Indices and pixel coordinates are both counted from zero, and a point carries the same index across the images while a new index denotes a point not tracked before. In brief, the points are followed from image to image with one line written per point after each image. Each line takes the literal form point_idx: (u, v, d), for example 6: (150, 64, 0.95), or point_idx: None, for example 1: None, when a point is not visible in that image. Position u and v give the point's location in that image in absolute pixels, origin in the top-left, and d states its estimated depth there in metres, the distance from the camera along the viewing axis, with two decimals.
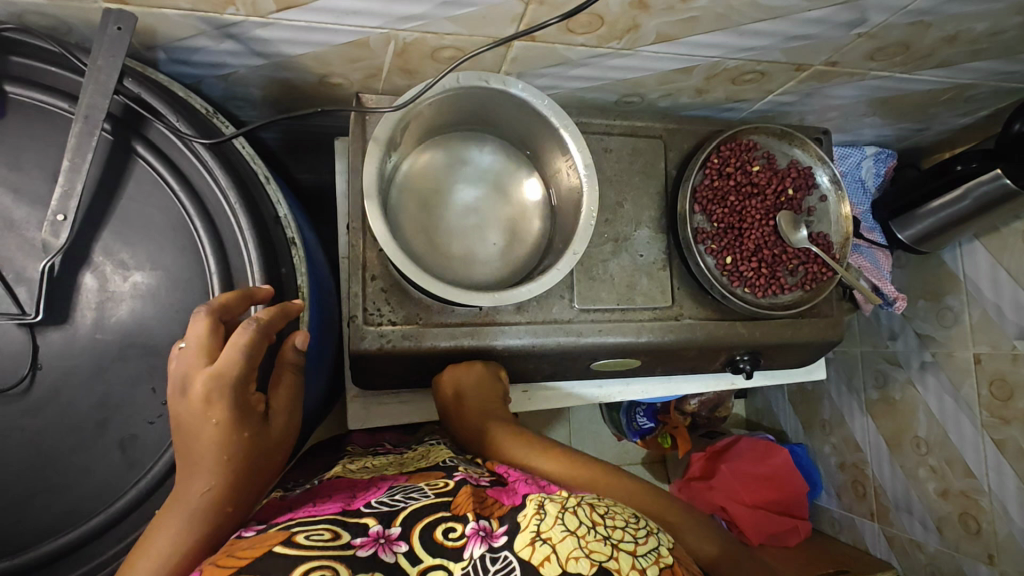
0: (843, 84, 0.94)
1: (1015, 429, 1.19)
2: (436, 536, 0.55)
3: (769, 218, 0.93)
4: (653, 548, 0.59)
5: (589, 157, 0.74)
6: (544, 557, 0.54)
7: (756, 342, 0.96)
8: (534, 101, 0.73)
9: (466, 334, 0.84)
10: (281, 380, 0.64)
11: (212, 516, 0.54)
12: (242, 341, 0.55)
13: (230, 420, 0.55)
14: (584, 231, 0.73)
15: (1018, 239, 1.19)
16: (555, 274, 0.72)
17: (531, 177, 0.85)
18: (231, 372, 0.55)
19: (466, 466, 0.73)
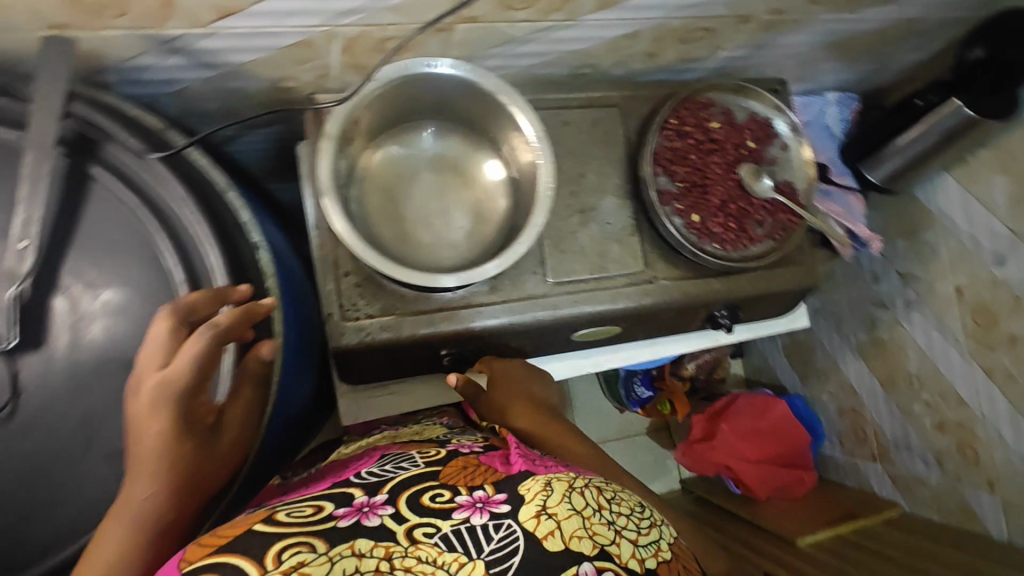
0: (792, 31, 0.95)
1: (1001, 355, 1.21)
2: (422, 500, 0.58)
3: (730, 172, 0.94)
4: (654, 539, 0.62)
5: (542, 131, 0.75)
6: (548, 531, 0.57)
7: (732, 296, 0.97)
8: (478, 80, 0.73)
9: (443, 319, 0.85)
10: (240, 391, 0.66)
11: (145, 522, 0.57)
12: (196, 346, 0.57)
13: (172, 429, 0.57)
14: (544, 202, 0.74)
15: (985, 167, 1.20)
16: (518, 249, 0.74)
17: (491, 158, 0.85)
18: (179, 379, 0.57)
19: (461, 438, 0.76)
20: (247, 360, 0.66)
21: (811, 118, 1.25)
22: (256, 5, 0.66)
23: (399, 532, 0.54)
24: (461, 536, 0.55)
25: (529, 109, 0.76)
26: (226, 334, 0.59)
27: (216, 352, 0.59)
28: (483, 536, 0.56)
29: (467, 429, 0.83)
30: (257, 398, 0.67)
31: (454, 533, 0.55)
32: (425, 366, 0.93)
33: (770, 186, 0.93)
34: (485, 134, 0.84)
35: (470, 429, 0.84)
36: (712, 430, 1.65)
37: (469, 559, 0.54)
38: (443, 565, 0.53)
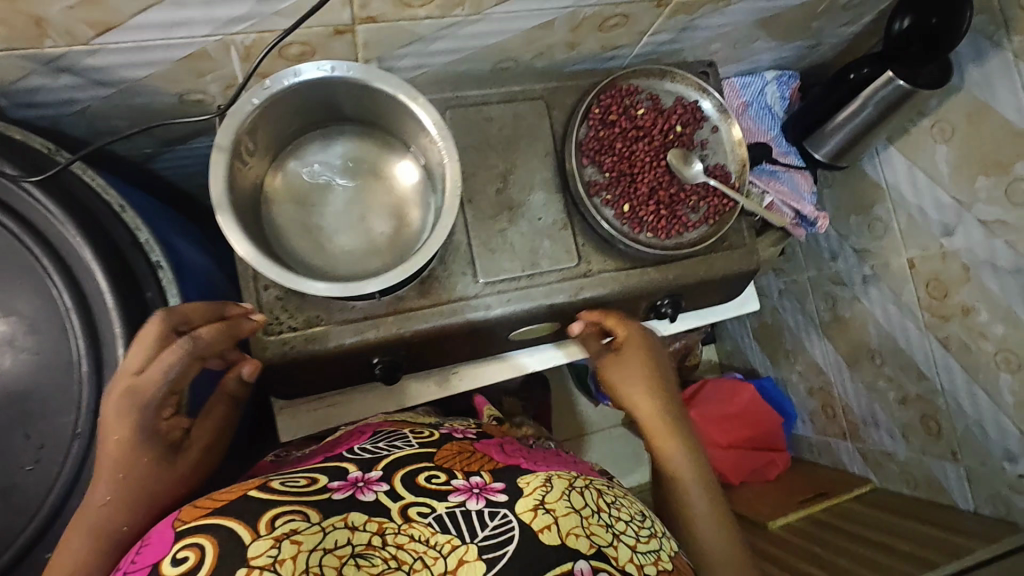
0: (712, 13, 0.93)
1: (955, 324, 1.20)
2: (418, 480, 0.63)
3: (659, 158, 0.93)
4: (653, 549, 0.65)
5: (444, 127, 0.73)
6: (545, 525, 0.60)
7: (671, 283, 0.96)
8: (375, 83, 0.70)
9: (370, 327, 0.84)
10: (214, 408, 0.73)
11: (104, 529, 0.58)
12: (170, 359, 0.61)
13: (134, 437, 0.60)
14: (452, 202, 0.72)
15: (927, 137, 1.19)
16: (427, 252, 0.72)
17: (406, 159, 0.83)
18: (148, 389, 0.61)
19: (455, 423, 0.86)
20: (226, 380, 0.74)
21: (751, 98, 1.24)
22: (136, 18, 0.64)
23: (393, 509, 0.59)
24: (454, 519, 0.58)
25: (431, 106, 0.73)
26: (201, 350, 0.65)
27: (191, 367, 0.64)
28: (478, 521, 0.58)
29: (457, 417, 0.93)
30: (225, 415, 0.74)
31: (448, 515, 0.58)
32: (360, 375, 0.92)
33: (700, 171, 0.93)
34: (400, 136, 0.82)
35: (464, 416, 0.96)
36: None
37: (463, 543, 0.57)
38: (435, 546, 0.56)
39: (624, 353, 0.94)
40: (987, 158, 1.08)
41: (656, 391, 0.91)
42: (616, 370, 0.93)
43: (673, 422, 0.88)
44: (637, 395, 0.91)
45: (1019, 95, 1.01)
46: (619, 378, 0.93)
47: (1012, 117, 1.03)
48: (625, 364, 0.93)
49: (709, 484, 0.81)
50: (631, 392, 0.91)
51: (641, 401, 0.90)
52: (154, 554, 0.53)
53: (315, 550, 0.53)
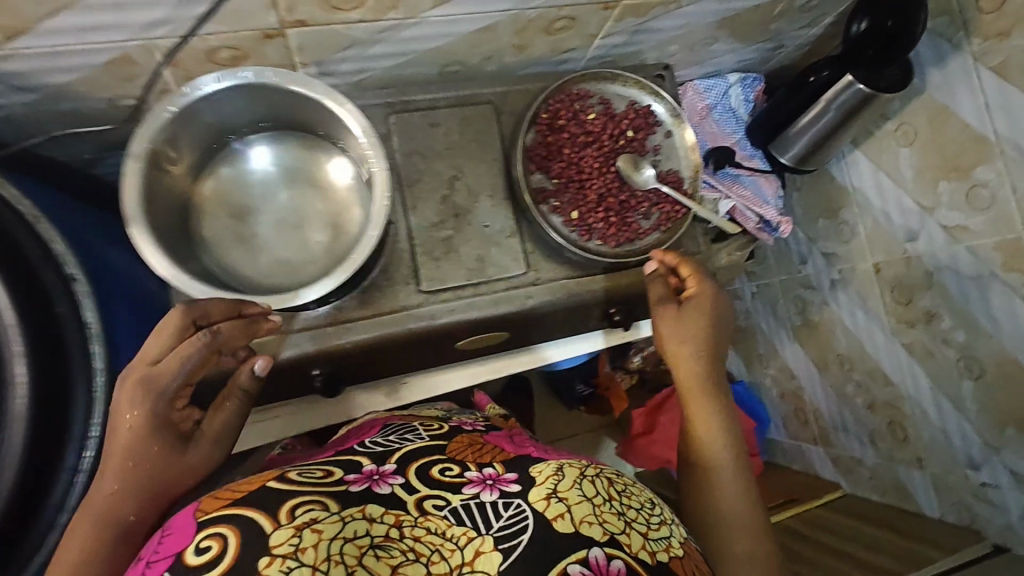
0: (664, 15, 0.91)
1: (919, 330, 1.19)
2: (431, 473, 0.60)
3: (609, 164, 0.92)
4: (665, 536, 0.60)
5: (373, 134, 0.70)
6: (557, 513, 0.57)
7: (623, 290, 0.95)
8: (284, 83, 0.68)
9: (309, 339, 0.82)
10: (224, 403, 0.71)
11: (110, 517, 0.58)
12: (187, 352, 0.63)
13: (148, 425, 0.61)
14: (380, 212, 0.70)
15: (890, 141, 1.17)
16: (354, 261, 0.71)
17: (341, 160, 0.81)
18: (164, 378, 0.62)
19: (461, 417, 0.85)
20: (239, 375, 0.73)
21: (715, 102, 1.23)
22: (46, 22, 0.62)
23: (408, 502, 0.56)
24: (471, 512, 0.56)
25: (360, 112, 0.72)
26: (220, 343, 0.66)
27: (207, 359, 0.65)
28: (493, 513, 0.56)
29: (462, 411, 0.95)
30: (240, 410, 0.72)
31: (463, 507, 0.56)
32: (301, 386, 0.90)
33: (651, 177, 0.91)
34: (335, 142, 0.80)
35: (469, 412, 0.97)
36: (652, 422, 1.62)
37: (478, 534, 0.54)
38: (452, 539, 0.54)
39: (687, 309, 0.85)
40: (948, 162, 1.06)
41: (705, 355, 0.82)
42: (672, 326, 0.84)
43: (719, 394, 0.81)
44: (686, 356, 0.82)
45: (978, 98, 0.99)
46: (673, 336, 0.83)
47: (972, 121, 1.01)
48: (682, 322, 0.84)
49: (742, 465, 0.76)
50: (681, 353, 0.82)
51: (693, 363, 0.81)
52: (176, 544, 0.51)
53: (336, 538, 0.51)
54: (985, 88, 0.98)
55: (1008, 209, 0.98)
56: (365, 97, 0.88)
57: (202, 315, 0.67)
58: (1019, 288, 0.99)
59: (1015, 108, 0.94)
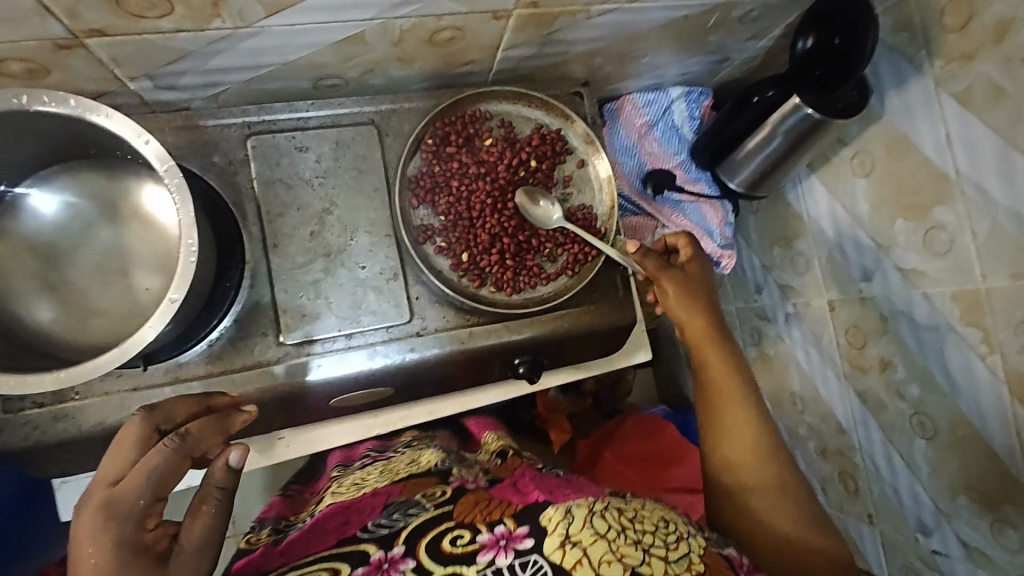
0: (574, 26, 0.77)
1: (873, 379, 1.08)
2: (442, 548, 0.60)
3: (507, 198, 0.80)
4: (684, 554, 0.61)
5: (173, 166, 0.56)
6: (576, 561, 0.56)
7: (527, 341, 0.82)
8: (36, 106, 0.53)
9: (139, 402, 0.70)
10: (199, 510, 0.57)
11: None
12: (154, 464, 0.54)
13: (116, 559, 0.49)
14: (185, 271, 0.56)
15: (847, 169, 1.05)
16: (146, 333, 0.55)
17: (154, 188, 0.68)
18: (129, 501, 0.52)
19: (462, 470, 0.81)
20: (212, 469, 0.58)
21: (656, 119, 1.09)
22: None
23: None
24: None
25: (150, 137, 0.56)
26: (191, 448, 0.58)
27: (177, 464, 0.56)
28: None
29: (465, 461, 0.89)
30: (222, 516, 0.57)
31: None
32: None
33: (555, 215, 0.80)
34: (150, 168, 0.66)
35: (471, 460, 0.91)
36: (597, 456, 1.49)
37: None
38: None
39: (685, 275, 0.82)
40: (905, 199, 0.94)
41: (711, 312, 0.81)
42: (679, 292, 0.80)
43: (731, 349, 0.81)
44: (697, 319, 0.80)
45: (938, 129, 0.87)
46: (683, 300, 0.80)
47: (932, 155, 0.89)
48: (686, 287, 0.81)
49: (759, 416, 0.77)
50: (692, 317, 0.80)
51: (703, 323, 0.80)
52: None
53: None
54: (946, 118, 0.86)
55: (967, 258, 0.86)
56: (220, 115, 0.75)
57: (166, 419, 0.60)
58: (976, 346, 0.88)
59: (979, 145, 0.82)
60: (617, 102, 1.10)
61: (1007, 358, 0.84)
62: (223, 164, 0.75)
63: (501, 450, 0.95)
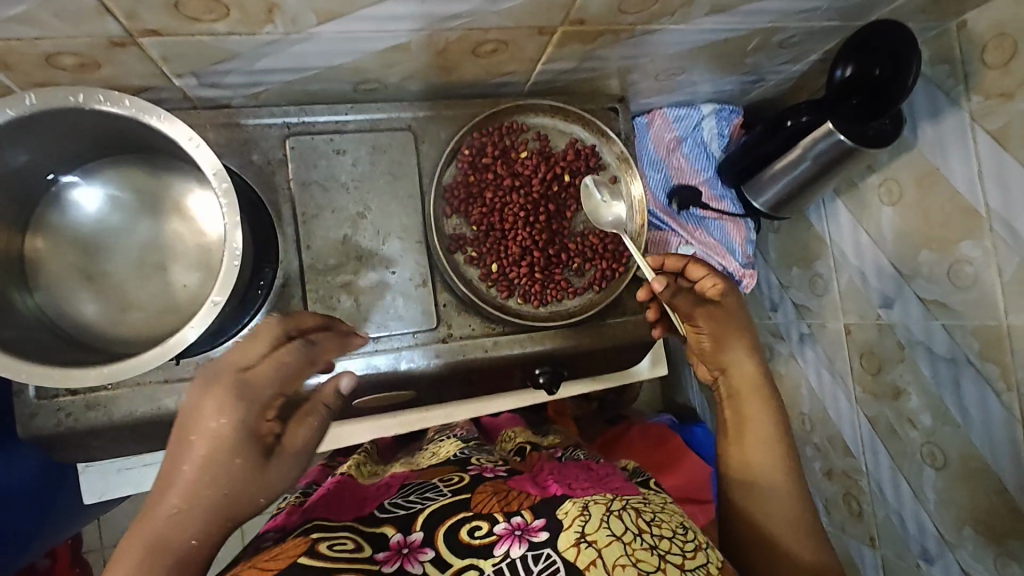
0: (615, 43, 0.77)
1: (885, 406, 1.08)
2: (461, 538, 0.60)
3: (540, 211, 0.81)
4: (700, 563, 0.60)
5: (224, 172, 0.56)
6: (590, 561, 0.57)
7: (548, 353, 0.83)
8: (91, 104, 0.53)
9: (168, 394, 0.71)
10: (306, 418, 0.55)
11: (167, 544, 0.46)
12: (285, 360, 0.54)
13: (236, 437, 0.49)
14: (228, 273, 0.57)
15: (874, 196, 1.04)
16: (187, 333, 0.56)
17: (201, 194, 0.69)
18: (257, 388, 0.51)
19: (481, 459, 0.80)
20: (322, 387, 0.57)
21: (686, 135, 1.09)
22: None
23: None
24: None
25: (201, 139, 0.56)
26: (311, 356, 0.58)
27: (302, 365, 0.56)
28: (524, 569, 0.56)
29: (484, 446, 0.89)
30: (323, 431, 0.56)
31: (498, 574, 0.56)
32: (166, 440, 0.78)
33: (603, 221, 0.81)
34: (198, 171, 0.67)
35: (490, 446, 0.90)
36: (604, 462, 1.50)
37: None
38: None
39: (718, 310, 0.76)
40: (932, 231, 0.94)
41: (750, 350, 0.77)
42: (713, 324, 0.76)
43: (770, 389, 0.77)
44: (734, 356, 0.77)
45: (971, 166, 0.87)
46: (721, 334, 0.76)
47: (962, 189, 0.89)
48: (725, 322, 0.76)
49: (790, 463, 0.73)
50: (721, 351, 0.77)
51: (743, 360, 0.77)
52: None
53: None
54: (979, 155, 0.86)
55: (990, 294, 0.87)
56: (260, 115, 0.76)
57: (293, 326, 0.60)
58: (994, 381, 0.89)
59: (1012, 183, 0.82)
60: (647, 116, 1.10)
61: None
62: (261, 164, 0.76)
63: (518, 449, 0.94)
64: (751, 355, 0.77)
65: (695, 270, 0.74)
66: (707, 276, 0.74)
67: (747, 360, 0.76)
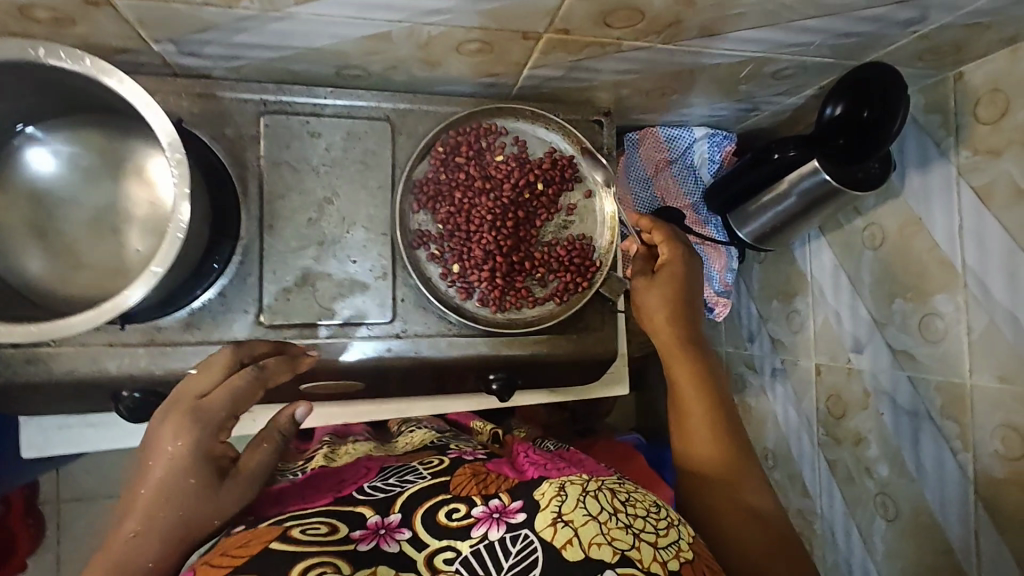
0: (603, 56, 0.76)
1: (845, 451, 1.07)
2: (437, 519, 0.59)
3: (508, 217, 0.80)
4: (674, 541, 0.58)
5: (176, 138, 0.56)
6: (566, 540, 0.56)
7: (501, 359, 0.82)
8: (51, 61, 0.53)
9: (111, 357, 0.71)
10: (259, 446, 0.60)
11: (125, 565, 0.50)
12: (236, 384, 0.61)
13: (189, 458, 0.54)
14: (172, 248, 0.57)
15: (857, 239, 1.03)
16: (123, 300, 0.56)
17: (157, 161, 0.68)
18: (212, 410, 0.57)
19: (460, 445, 0.83)
20: (278, 414, 0.63)
21: (676, 156, 1.09)
22: None
23: (419, 560, 0.56)
24: (482, 557, 0.55)
25: (156, 107, 0.56)
26: (264, 380, 0.64)
27: (253, 390, 0.62)
28: (503, 551, 0.55)
29: (459, 437, 0.91)
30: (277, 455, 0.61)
31: (474, 554, 0.55)
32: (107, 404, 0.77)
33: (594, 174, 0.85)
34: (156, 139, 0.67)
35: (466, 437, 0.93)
36: None
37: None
38: None
39: (660, 274, 0.83)
40: (909, 281, 0.93)
41: (682, 321, 0.80)
42: (652, 290, 0.82)
43: (703, 356, 0.78)
44: (665, 325, 0.80)
45: (953, 221, 0.86)
46: (651, 307, 0.81)
47: (941, 242, 0.88)
48: (658, 291, 0.81)
49: (727, 423, 0.73)
50: (659, 319, 0.80)
51: (680, 325, 0.80)
52: None
53: None
54: (962, 210, 0.85)
55: (957, 352, 0.86)
56: (237, 89, 0.75)
57: (247, 354, 0.67)
58: (952, 440, 0.88)
59: (990, 243, 0.81)
60: (639, 133, 1.09)
61: (979, 457, 0.84)
62: (233, 138, 0.75)
63: (494, 434, 0.93)
64: (682, 325, 0.80)
65: (655, 234, 0.84)
66: (665, 240, 0.84)
67: (674, 331, 0.79)
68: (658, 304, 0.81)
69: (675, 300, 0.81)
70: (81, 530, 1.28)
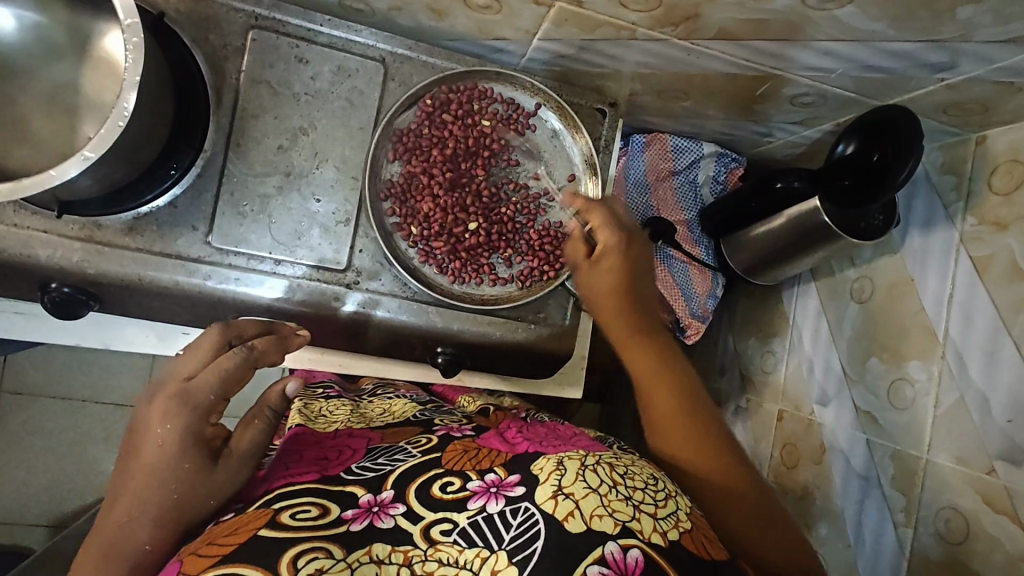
0: (617, 41, 0.71)
1: (788, 502, 1.03)
2: (431, 492, 0.54)
3: (484, 187, 0.79)
4: (672, 512, 0.54)
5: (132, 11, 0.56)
6: (567, 512, 0.50)
7: (446, 332, 0.80)
8: None
9: (44, 244, 0.67)
10: (251, 422, 0.61)
11: (120, 546, 0.51)
12: (224, 366, 0.58)
13: (177, 443, 0.54)
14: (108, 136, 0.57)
15: (845, 288, 0.98)
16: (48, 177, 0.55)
17: (112, 43, 0.64)
18: (201, 393, 0.56)
19: (444, 420, 0.73)
20: (268, 392, 0.65)
21: (681, 169, 1.04)
22: None
23: (414, 533, 0.50)
24: (479, 529, 0.50)
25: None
26: (253, 361, 0.61)
27: (242, 372, 0.59)
28: (502, 524, 0.50)
29: (442, 408, 0.81)
30: (269, 433, 0.62)
31: (472, 527, 0.50)
32: (33, 295, 0.72)
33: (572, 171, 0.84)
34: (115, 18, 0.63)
35: (449, 409, 0.82)
36: None
37: (492, 551, 0.49)
38: (466, 565, 0.48)
39: (601, 264, 0.73)
40: (887, 340, 0.89)
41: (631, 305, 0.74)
42: (598, 284, 0.74)
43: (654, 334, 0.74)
44: (615, 311, 0.74)
45: (944, 287, 0.82)
46: (598, 294, 0.74)
47: (929, 307, 0.84)
48: (604, 275, 0.74)
49: (691, 397, 0.69)
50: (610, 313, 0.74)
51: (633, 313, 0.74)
52: None
53: None
54: (955, 277, 0.81)
55: (921, 423, 0.82)
56: None
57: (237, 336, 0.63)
58: (896, 513, 0.85)
59: (977, 318, 0.77)
60: (647, 136, 1.04)
61: (919, 535, 0.81)
62: (216, 46, 0.71)
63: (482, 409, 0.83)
64: (628, 306, 0.74)
65: (591, 219, 0.74)
66: (603, 224, 0.73)
67: (621, 315, 0.73)
68: (604, 298, 0.74)
69: (620, 289, 0.73)
70: (18, 425, 1.20)
